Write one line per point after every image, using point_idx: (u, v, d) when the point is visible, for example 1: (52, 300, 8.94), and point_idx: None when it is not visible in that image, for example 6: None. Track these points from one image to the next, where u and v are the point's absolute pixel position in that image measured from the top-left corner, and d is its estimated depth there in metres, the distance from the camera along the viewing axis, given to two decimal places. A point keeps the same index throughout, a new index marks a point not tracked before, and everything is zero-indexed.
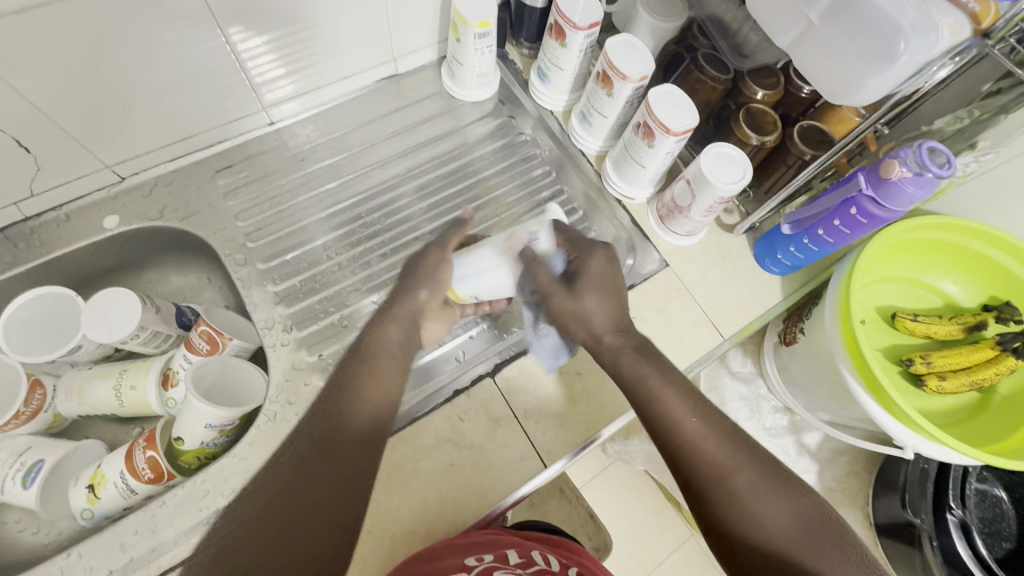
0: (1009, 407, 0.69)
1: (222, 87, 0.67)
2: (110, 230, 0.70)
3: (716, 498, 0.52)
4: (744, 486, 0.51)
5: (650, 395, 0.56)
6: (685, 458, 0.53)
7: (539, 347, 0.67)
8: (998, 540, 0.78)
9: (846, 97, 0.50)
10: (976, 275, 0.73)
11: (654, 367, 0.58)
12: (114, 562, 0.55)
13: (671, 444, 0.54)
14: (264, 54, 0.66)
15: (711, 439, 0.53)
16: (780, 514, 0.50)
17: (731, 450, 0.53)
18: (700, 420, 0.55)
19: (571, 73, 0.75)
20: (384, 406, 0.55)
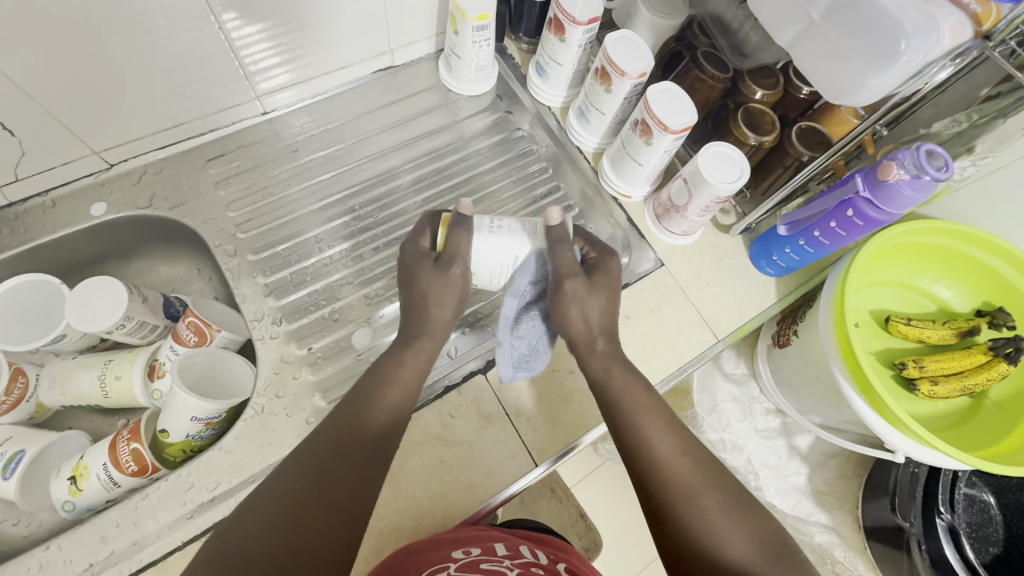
0: (1000, 413, 0.69)
1: (215, 75, 0.66)
2: (97, 217, 0.68)
3: (684, 515, 0.50)
4: (710, 506, 0.50)
5: (625, 409, 0.56)
6: (654, 475, 0.53)
7: (503, 353, 0.61)
8: (984, 545, 0.78)
9: (846, 97, 0.50)
10: (968, 281, 0.73)
11: (635, 384, 0.58)
12: (94, 555, 0.54)
13: (641, 460, 0.54)
14: (257, 43, 0.65)
15: (687, 458, 0.53)
16: (744, 540, 0.49)
17: (702, 471, 0.53)
18: (677, 440, 0.55)
19: (569, 69, 0.75)
20: (401, 408, 0.56)
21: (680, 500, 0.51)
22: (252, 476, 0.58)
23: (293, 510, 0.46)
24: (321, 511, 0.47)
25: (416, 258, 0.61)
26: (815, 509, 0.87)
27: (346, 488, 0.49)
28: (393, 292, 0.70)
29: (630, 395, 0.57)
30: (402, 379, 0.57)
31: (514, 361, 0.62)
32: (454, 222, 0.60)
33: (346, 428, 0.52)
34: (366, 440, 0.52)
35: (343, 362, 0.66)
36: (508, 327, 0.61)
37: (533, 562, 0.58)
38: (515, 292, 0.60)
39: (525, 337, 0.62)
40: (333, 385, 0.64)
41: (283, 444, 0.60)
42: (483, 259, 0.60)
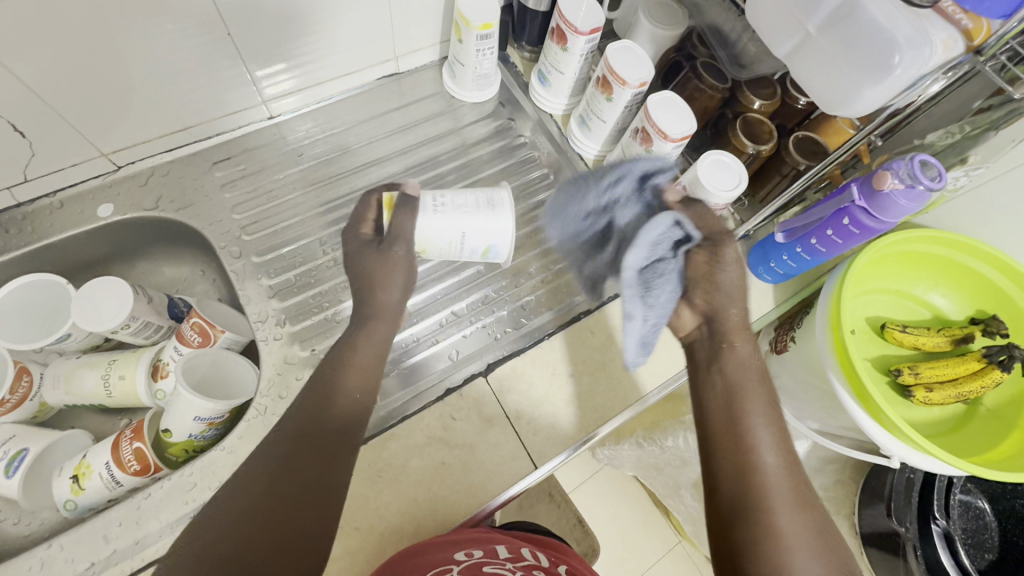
0: (994, 420, 0.70)
1: (222, 79, 0.67)
2: (104, 219, 0.69)
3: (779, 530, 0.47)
4: (803, 530, 0.48)
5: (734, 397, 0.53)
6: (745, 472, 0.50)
7: (633, 328, 0.58)
8: (979, 552, 0.79)
9: (841, 108, 0.51)
10: (963, 289, 0.74)
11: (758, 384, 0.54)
12: (96, 554, 0.54)
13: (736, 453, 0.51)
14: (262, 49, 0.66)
15: (791, 474, 0.50)
16: (822, 565, 0.47)
17: (795, 483, 0.50)
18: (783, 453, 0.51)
19: (570, 77, 0.76)
20: (364, 396, 0.55)
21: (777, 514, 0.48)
22: None
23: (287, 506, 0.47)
24: (298, 506, 0.47)
25: (357, 244, 0.62)
26: None
27: (316, 483, 0.49)
28: None
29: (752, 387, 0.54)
30: (355, 363, 0.56)
31: (640, 341, 0.59)
32: (399, 203, 0.61)
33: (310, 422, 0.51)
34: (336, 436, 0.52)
35: None
36: (637, 296, 0.57)
37: (535, 565, 0.60)
38: (644, 245, 0.57)
39: (653, 313, 0.57)
40: None
41: None
42: (434, 237, 0.63)
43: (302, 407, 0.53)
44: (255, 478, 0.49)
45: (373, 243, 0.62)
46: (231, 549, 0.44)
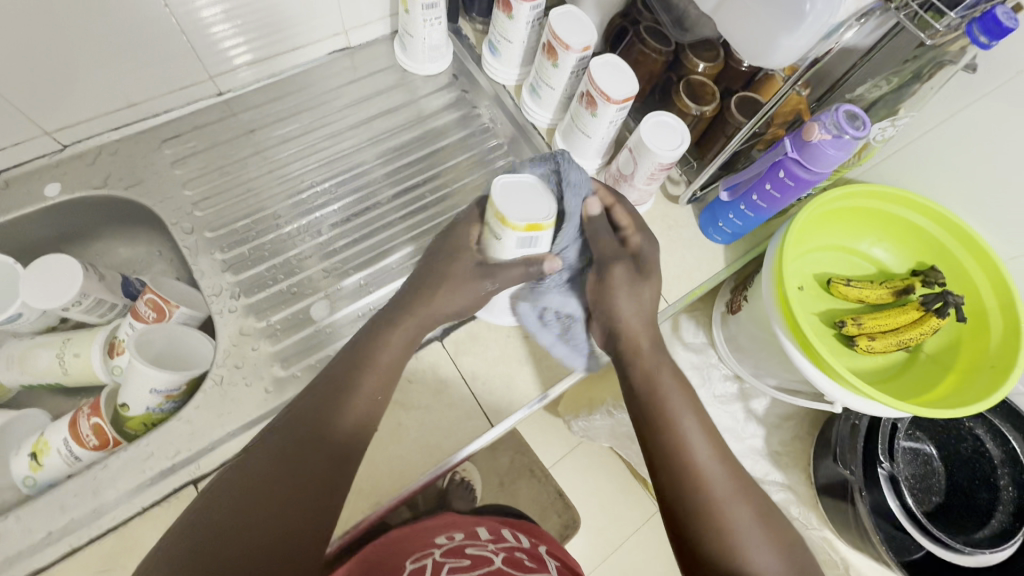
0: (932, 365, 0.73)
1: (166, 57, 0.67)
2: (51, 198, 0.69)
3: (717, 522, 0.54)
4: (742, 519, 0.55)
5: (664, 410, 0.60)
6: (692, 476, 0.56)
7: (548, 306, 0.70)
8: (928, 496, 0.81)
9: (764, 58, 0.54)
10: (904, 243, 0.77)
11: (675, 387, 0.61)
12: (54, 524, 0.55)
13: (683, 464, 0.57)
14: (224, 21, 0.67)
15: (726, 468, 0.57)
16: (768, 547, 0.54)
17: (735, 477, 0.57)
18: (715, 450, 0.58)
19: (520, 45, 0.77)
20: (375, 409, 0.57)
21: (716, 508, 0.55)
22: (211, 444, 0.60)
23: (263, 496, 0.50)
24: (320, 495, 0.51)
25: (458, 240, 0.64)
26: (771, 469, 0.89)
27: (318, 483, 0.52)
28: (352, 265, 0.72)
29: (676, 397, 0.61)
30: (373, 376, 0.58)
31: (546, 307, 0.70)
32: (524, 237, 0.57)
33: (319, 426, 0.53)
34: (345, 433, 0.54)
35: (303, 332, 0.67)
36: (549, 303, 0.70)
37: (515, 546, 0.64)
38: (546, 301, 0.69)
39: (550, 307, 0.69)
40: (292, 355, 0.66)
41: (241, 412, 0.61)
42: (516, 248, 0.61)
43: (311, 408, 0.55)
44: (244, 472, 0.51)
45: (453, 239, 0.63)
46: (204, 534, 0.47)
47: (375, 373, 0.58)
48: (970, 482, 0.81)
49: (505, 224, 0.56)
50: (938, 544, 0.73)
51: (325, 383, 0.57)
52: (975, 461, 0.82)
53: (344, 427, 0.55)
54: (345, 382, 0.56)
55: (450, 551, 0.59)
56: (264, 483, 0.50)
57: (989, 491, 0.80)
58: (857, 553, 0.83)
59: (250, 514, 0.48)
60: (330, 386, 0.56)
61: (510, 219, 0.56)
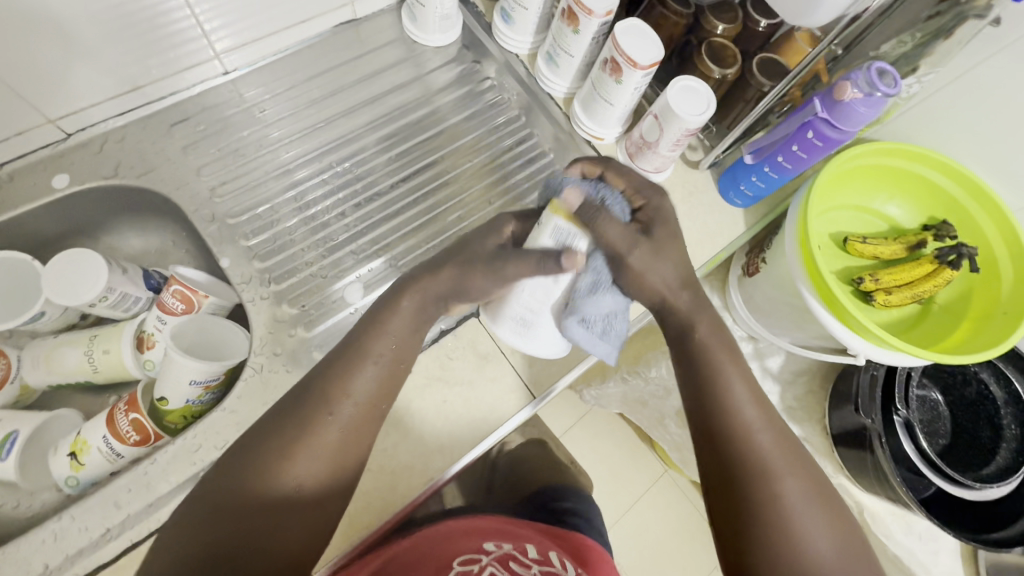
0: (945, 314, 0.76)
1: (168, 36, 0.63)
2: (61, 190, 0.66)
3: (769, 495, 0.53)
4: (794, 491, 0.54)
5: (716, 377, 0.57)
6: (742, 447, 0.55)
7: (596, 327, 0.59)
8: (935, 438, 0.86)
9: (806, 18, 0.54)
10: (916, 198, 0.79)
11: (723, 342, 0.59)
12: (109, 520, 0.55)
13: (733, 436, 0.55)
14: (192, 4, 0.62)
15: (773, 437, 0.56)
16: (817, 515, 0.53)
17: (785, 448, 0.56)
18: (764, 419, 0.57)
19: (535, 12, 0.75)
20: (388, 376, 0.54)
21: (768, 480, 0.53)
22: None
23: (260, 460, 0.49)
24: (316, 493, 0.49)
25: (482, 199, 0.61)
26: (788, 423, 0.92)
27: (323, 452, 0.50)
28: (379, 246, 0.71)
29: (726, 362, 0.58)
30: (347, 404, 0.51)
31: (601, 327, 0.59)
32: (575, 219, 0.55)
33: (276, 464, 0.48)
34: (357, 399, 0.52)
35: (338, 316, 0.66)
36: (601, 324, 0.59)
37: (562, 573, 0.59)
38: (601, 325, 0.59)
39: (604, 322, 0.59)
40: (329, 340, 0.65)
41: None
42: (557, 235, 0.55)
43: (321, 374, 0.52)
44: (253, 436, 0.51)
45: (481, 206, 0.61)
46: (206, 500, 0.48)
47: (348, 405, 0.51)
48: (976, 424, 0.86)
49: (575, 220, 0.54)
50: (953, 483, 0.77)
51: (287, 411, 0.51)
52: (980, 404, 0.86)
53: (356, 393, 0.52)
54: (335, 378, 0.52)
55: (496, 561, 0.58)
56: (264, 449, 0.49)
57: (992, 429, 0.85)
58: (871, 497, 0.87)
59: (249, 480, 0.48)
60: (340, 350, 0.54)
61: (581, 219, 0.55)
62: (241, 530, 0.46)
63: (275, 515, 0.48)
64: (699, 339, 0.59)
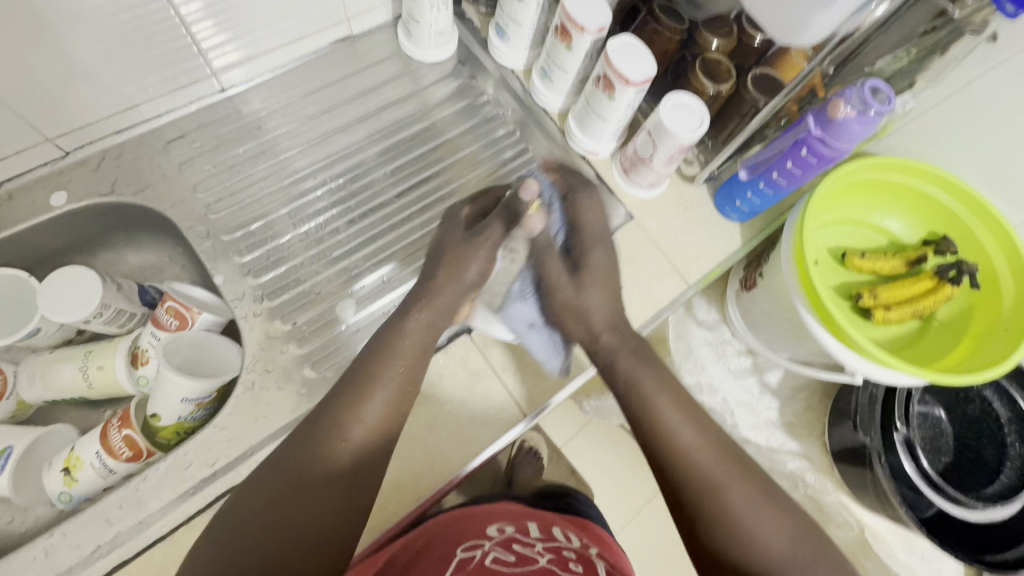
0: (946, 331, 0.75)
1: (173, 51, 0.65)
2: (59, 207, 0.66)
3: (710, 505, 0.56)
4: (735, 497, 0.56)
5: (643, 399, 0.61)
6: (676, 464, 0.58)
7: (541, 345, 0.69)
8: (938, 455, 0.84)
9: (796, 36, 0.53)
10: (915, 213, 0.78)
11: (644, 366, 0.63)
12: (99, 537, 0.55)
13: (668, 455, 0.59)
14: (199, 19, 0.63)
15: (707, 448, 0.59)
16: (762, 516, 0.56)
17: (721, 457, 0.59)
18: (695, 432, 0.60)
19: (529, 28, 0.75)
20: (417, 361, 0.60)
21: (704, 491, 0.57)
22: (249, 450, 0.60)
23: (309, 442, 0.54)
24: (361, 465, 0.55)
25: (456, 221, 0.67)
26: (788, 440, 0.91)
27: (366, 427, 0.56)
28: (373, 262, 0.71)
29: (650, 383, 0.62)
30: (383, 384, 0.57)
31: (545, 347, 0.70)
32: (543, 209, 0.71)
33: (310, 463, 0.53)
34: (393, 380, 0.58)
35: (331, 333, 0.67)
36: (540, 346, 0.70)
37: (565, 547, 0.62)
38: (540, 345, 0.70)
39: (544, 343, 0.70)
40: (322, 357, 0.65)
41: (276, 416, 0.61)
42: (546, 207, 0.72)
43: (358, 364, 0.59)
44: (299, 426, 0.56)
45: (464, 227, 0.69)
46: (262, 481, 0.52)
47: (360, 429, 0.55)
48: (979, 441, 0.84)
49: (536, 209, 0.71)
50: (955, 504, 0.76)
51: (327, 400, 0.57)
52: (982, 421, 0.85)
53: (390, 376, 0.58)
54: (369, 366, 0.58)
55: (499, 543, 0.60)
56: (311, 432, 0.55)
57: (996, 446, 0.83)
58: (872, 515, 0.87)
59: (302, 459, 0.53)
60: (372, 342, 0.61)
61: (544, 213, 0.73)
62: (260, 548, 0.49)
63: (326, 487, 0.52)
64: (623, 368, 0.64)
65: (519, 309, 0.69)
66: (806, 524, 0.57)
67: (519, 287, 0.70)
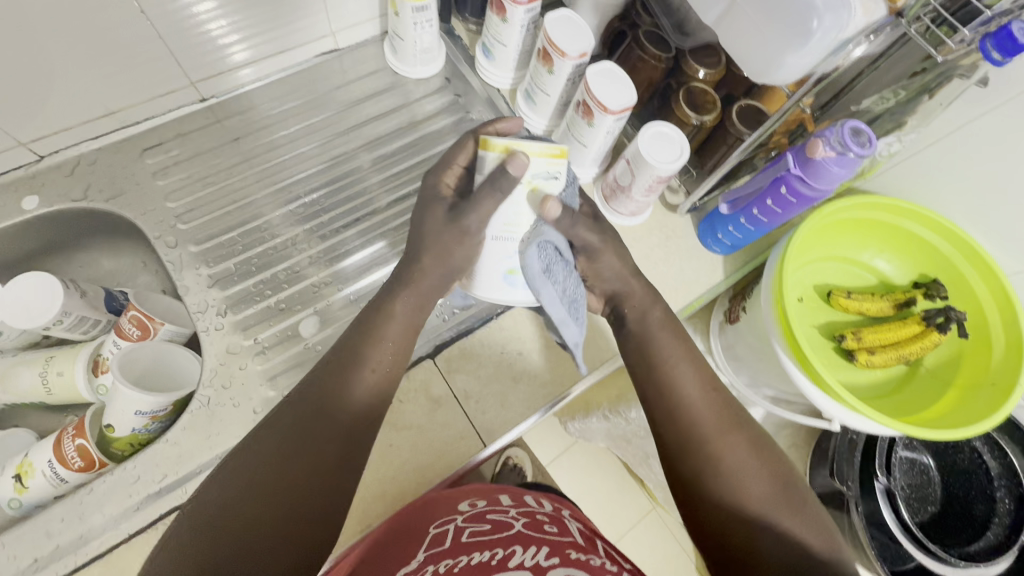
0: (932, 380, 0.72)
1: (187, 46, 0.65)
2: (30, 212, 0.67)
3: (707, 454, 0.51)
4: (735, 448, 0.51)
5: (653, 351, 0.57)
6: (678, 412, 0.54)
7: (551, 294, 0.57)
8: (923, 505, 0.81)
9: (768, 76, 0.52)
10: (906, 254, 0.75)
11: (664, 324, 0.59)
12: (40, 550, 0.54)
13: (670, 402, 0.55)
14: (215, 18, 0.64)
15: (715, 399, 0.54)
16: (760, 472, 0.51)
17: (728, 410, 0.54)
18: (706, 382, 0.55)
19: (514, 49, 0.74)
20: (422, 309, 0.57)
21: (704, 440, 0.52)
22: (198, 467, 0.59)
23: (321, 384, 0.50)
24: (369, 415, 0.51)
25: (431, 203, 0.57)
26: None
27: (382, 371, 0.53)
28: (342, 281, 0.70)
29: (663, 335, 0.58)
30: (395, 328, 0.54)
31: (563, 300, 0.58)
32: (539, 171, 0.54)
33: (328, 399, 0.49)
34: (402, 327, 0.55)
35: (292, 350, 0.66)
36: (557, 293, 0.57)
37: (537, 510, 0.58)
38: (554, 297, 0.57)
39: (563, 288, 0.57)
40: (281, 374, 0.64)
41: (228, 434, 0.60)
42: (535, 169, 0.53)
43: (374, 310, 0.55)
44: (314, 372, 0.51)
45: (449, 207, 0.57)
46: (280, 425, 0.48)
47: (351, 402, 0.50)
48: (967, 494, 0.81)
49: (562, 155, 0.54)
50: (934, 559, 0.72)
51: (344, 343, 0.53)
52: (972, 473, 0.81)
53: (400, 323, 0.55)
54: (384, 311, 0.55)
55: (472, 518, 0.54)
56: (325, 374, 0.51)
57: (985, 502, 0.79)
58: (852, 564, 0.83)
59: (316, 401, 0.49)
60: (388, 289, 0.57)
61: (529, 147, 0.53)
62: (236, 520, 0.43)
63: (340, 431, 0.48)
64: (642, 321, 0.59)
65: (548, 288, 0.56)
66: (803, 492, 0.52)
67: (540, 261, 0.55)
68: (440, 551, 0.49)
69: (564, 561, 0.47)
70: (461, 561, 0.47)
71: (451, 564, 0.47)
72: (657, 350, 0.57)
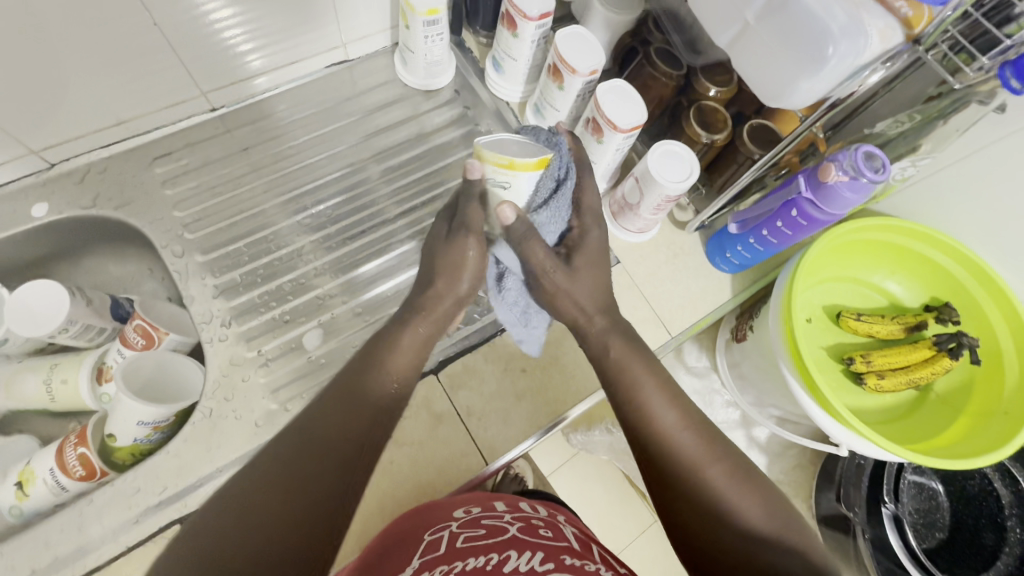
0: (942, 406, 0.71)
1: (198, 57, 0.65)
2: (39, 219, 0.67)
3: (686, 490, 0.50)
4: (715, 482, 0.49)
5: (625, 384, 0.55)
6: (654, 448, 0.52)
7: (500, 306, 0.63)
8: (932, 531, 0.79)
9: (781, 100, 0.52)
10: (917, 277, 0.74)
11: (630, 352, 0.57)
12: (38, 561, 0.54)
13: (644, 438, 0.53)
14: (228, 28, 0.64)
15: (692, 431, 0.52)
16: (745, 504, 0.49)
17: (707, 441, 0.52)
18: (681, 414, 0.53)
19: (524, 64, 0.74)
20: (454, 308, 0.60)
21: (682, 475, 0.50)
22: (198, 480, 0.59)
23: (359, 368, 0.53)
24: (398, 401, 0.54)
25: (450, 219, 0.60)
26: None
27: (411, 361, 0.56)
28: (347, 293, 0.70)
29: (635, 365, 0.56)
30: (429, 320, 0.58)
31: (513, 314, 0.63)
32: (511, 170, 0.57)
33: (363, 380, 0.52)
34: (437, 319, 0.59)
35: (295, 362, 0.65)
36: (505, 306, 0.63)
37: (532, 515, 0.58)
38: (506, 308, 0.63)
39: (511, 303, 0.62)
40: (284, 386, 0.64)
41: (229, 446, 0.60)
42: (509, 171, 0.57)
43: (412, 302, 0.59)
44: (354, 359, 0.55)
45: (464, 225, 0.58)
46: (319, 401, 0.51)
47: (382, 385, 0.53)
48: (977, 521, 0.79)
49: (516, 169, 0.56)
50: None
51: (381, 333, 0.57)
52: (983, 500, 0.80)
53: (435, 315, 0.58)
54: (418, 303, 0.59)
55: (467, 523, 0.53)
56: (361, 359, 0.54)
57: (994, 530, 0.78)
58: None
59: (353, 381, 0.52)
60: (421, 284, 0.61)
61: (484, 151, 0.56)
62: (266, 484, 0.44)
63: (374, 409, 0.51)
64: (611, 355, 0.57)
65: (494, 298, 0.63)
66: (797, 517, 0.50)
67: (489, 272, 0.62)
68: (436, 557, 0.48)
69: (559, 566, 0.46)
70: (457, 567, 0.46)
71: (448, 568, 0.46)
72: (627, 382, 0.55)
